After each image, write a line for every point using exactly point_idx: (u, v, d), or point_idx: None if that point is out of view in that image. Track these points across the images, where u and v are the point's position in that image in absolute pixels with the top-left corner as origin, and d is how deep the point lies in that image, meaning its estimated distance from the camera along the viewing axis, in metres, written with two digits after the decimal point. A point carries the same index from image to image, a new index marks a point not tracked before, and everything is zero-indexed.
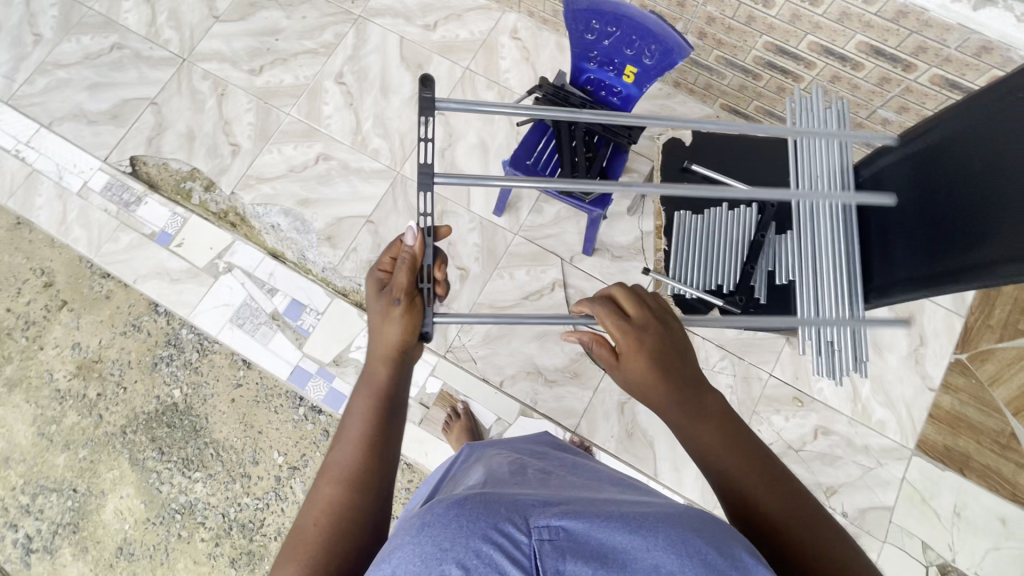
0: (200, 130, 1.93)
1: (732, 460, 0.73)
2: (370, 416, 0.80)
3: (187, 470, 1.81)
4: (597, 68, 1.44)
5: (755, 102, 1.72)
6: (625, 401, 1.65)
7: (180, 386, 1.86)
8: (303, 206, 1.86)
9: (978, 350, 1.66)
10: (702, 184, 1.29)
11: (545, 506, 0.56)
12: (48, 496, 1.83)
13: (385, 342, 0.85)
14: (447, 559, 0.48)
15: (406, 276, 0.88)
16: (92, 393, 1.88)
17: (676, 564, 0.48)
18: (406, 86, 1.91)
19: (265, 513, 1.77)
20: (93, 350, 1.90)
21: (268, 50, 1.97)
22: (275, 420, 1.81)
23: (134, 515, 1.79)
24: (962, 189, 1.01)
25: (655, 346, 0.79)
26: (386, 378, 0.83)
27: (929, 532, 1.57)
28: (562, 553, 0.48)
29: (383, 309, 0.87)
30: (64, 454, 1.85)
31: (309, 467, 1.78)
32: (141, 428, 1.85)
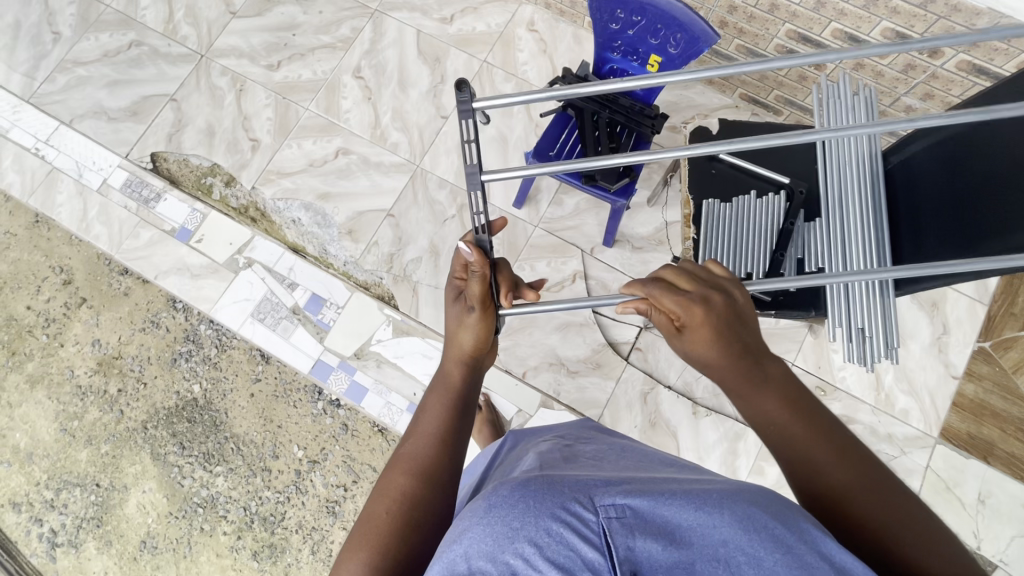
0: (219, 125, 1.93)
1: (797, 428, 0.71)
2: (440, 415, 0.83)
3: (209, 464, 1.83)
4: (620, 58, 1.43)
5: (776, 92, 1.72)
6: (647, 392, 1.66)
7: (200, 382, 1.87)
8: (323, 200, 1.87)
9: (1001, 338, 1.66)
10: (729, 172, 1.28)
11: (607, 485, 0.56)
12: (72, 490, 1.85)
13: (460, 344, 0.88)
14: (518, 539, 0.49)
15: (481, 288, 0.85)
16: (113, 389, 1.90)
17: (746, 539, 0.48)
18: (424, 80, 1.91)
19: (287, 506, 1.78)
20: (114, 347, 1.91)
21: (285, 45, 1.97)
22: (296, 414, 1.82)
23: (157, 509, 1.81)
24: (991, 174, 1.00)
25: (721, 326, 0.75)
26: (458, 378, 0.87)
27: (952, 519, 1.57)
28: (631, 531, 0.48)
29: (460, 316, 0.88)
30: (87, 449, 1.87)
31: (330, 461, 1.79)
32: (162, 423, 1.87)
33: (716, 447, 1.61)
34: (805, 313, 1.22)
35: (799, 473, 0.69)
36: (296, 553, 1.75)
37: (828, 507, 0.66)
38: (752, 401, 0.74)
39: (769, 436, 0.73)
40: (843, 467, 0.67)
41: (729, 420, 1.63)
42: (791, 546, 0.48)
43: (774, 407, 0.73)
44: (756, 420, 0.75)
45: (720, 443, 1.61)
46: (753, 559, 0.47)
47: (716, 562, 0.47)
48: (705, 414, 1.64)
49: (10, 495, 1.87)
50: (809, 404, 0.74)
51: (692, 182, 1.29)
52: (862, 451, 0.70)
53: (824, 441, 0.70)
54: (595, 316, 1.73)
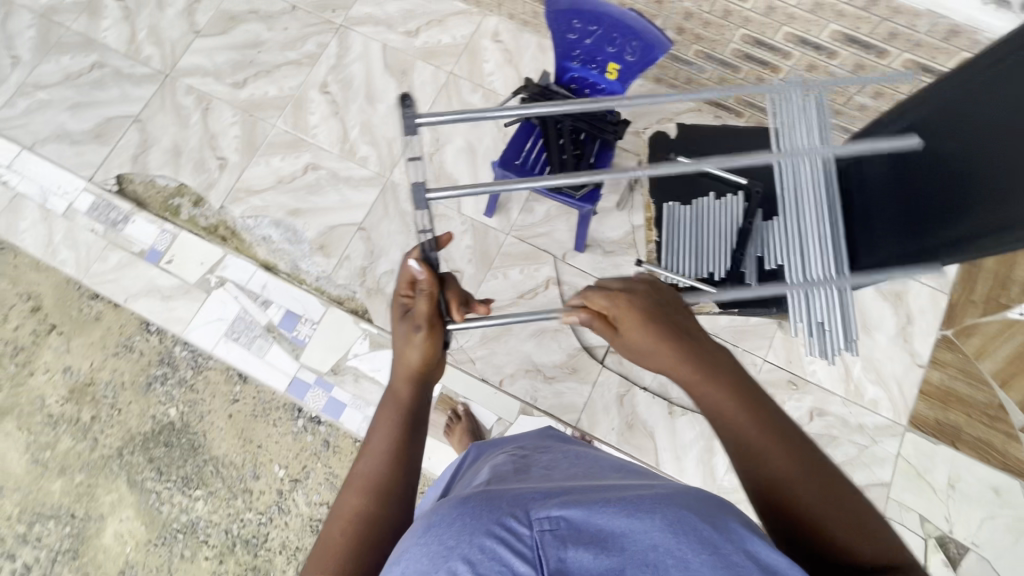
0: (186, 145, 1.92)
1: (745, 419, 0.72)
2: (389, 435, 0.83)
3: (187, 489, 1.80)
4: (580, 67, 1.46)
5: (736, 94, 1.76)
6: (624, 394, 1.68)
7: (176, 405, 1.85)
8: (294, 216, 1.86)
9: (963, 325, 1.71)
10: (688, 175, 1.31)
11: (546, 498, 0.59)
12: (45, 523, 1.80)
13: (407, 362, 0.87)
14: (453, 557, 0.52)
15: (428, 307, 0.87)
16: (86, 416, 1.86)
17: (673, 542, 0.52)
18: (391, 93, 1.92)
19: (269, 528, 1.76)
20: (86, 373, 1.88)
21: (250, 63, 1.97)
22: (275, 433, 1.80)
23: (135, 538, 1.77)
24: (939, 166, 1.03)
25: (650, 314, 0.81)
26: (407, 396, 0.87)
27: (925, 505, 1.60)
28: (564, 541, 0.51)
29: (406, 334, 0.88)
30: (60, 480, 1.83)
31: (312, 479, 1.77)
32: (139, 449, 1.83)
33: (693, 445, 1.63)
34: (767, 310, 1.25)
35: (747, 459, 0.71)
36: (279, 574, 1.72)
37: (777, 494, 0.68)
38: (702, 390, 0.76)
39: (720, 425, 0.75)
40: (790, 461, 0.68)
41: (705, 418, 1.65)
42: (719, 546, 0.52)
43: (722, 397, 0.75)
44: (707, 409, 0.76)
45: (697, 441, 1.63)
46: (680, 561, 0.51)
47: (646, 565, 0.51)
48: (681, 414, 1.65)
49: None
50: (754, 392, 0.75)
51: (653, 186, 1.32)
52: (804, 439, 0.71)
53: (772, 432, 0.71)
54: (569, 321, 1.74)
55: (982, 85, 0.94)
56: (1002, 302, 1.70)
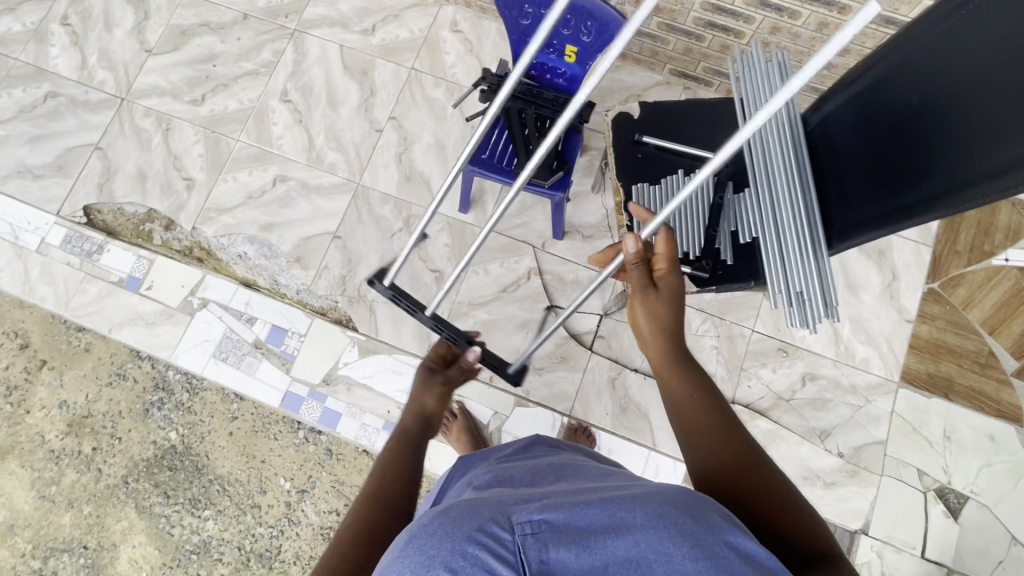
0: (150, 168, 1.87)
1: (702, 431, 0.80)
2: (394, 455, 0.96)
3: (196, 509, 1.80)
4: (538, 52, 1.42)
5: (702, 63, 1.72)
6: (615, 377, 1.67)
7: (176, 429, 1.84)
8: (266, 231, 1.82)
9: (949, 277, 1.70)
10: (656, 155, 1.27)
11: (527, 503, 0.58)
12: (59, 557, 1.81)
13: (421, 406, 1.07)
14: (435, 565, 0.50)
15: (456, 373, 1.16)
16: (87, 448, 1.85)
17: (656, 537, 0.52)
18: (354, 95, 1.88)
19: (281, 540, 1.77)
20: (82, 406, 1.87)
21: (207, 77, 1.92)
22: (276, 446, 1.81)
23: (150, 562, 1.79)
24: (908, 121, 0.99)
25: (678, 299, 0.91)
26: (412, 428, 1.04)
27: (923, 459, 1.61)
28: (547, 543, 0.51)
29: (428, 384, 1.11)
30: (69, 513, 1.83)
31: (319, 488, 1.78)
32: (143, 475, 1.83)
33: None
34: (745, 284, 1.22)
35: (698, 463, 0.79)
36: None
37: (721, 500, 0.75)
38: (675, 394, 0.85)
39: (683, 427, 0.83)
40: (744, 464, 0.75)
41: None
42: (699, 537, 0.52)
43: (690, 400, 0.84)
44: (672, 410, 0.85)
45: None
46: (663, 555, 0.50)
47: (629, 565, 0.50)
48: None
49: None
50: (720, 404, 0.83)
51: (620, 168, 1.26)
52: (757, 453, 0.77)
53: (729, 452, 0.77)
54: (554, 310, 1.73)
55: (948, 32, 0.91)
56: (986, 250, 1.70)
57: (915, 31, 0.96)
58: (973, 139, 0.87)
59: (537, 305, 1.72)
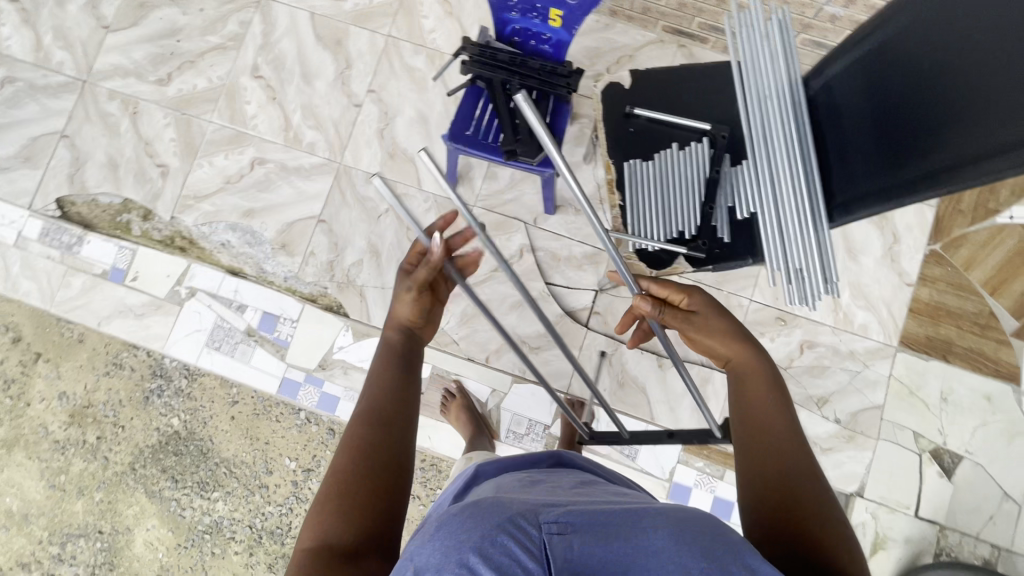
0: (120, 156, 1.78)
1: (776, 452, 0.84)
2: (384, 373, 0.92)
3: (205, 491, 1.83)
4: (520, 17, 1.32)
5: (697, 19, 1.62)
6: (611, 353, 1.66)
7: (178, 415, 1.84)
8: (247, 218, 1.75)
9: (951, 237, 1.66)
10: (648, 128, 1.19)
11: (552, 508, 0.63)
12: (76, 542, 1.85)
13: (398, 313, 0.98)
14: (465, 548, 0.54)
15: (427, 270, 0.96)
16: (92, 437, 1.86)
17: (671, 546, 0.56)
18: (329, 68, 1.77)
19: (291, 517, 1.80)
20: (82, 397, 1.86)
21: (171, 54, 1.80)
22: (279, 428, 1.80)
23: (165, 543, 1.83)
24: (914, 90, 0.94)
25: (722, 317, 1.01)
26: (397, 342, 0.97)
27: (919, 422, 1.62)
28: (571, 542, 0.56)
29: (401, 290, 0.98)
30: (81, 500, 1.86)
31: (324, 466, 1.79)
32: (150, 461, 1.85)
33: (687, 395, 1.64)
34: (743, 261, 1.17)
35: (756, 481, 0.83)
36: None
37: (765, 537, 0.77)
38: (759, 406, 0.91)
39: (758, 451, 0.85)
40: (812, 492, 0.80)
41: (696, 366, 1.66)
42: (714, 553, 0.55)
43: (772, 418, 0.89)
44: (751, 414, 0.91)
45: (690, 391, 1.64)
46: (678, 566, 0.54)
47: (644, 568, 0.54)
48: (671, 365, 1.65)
49: (16, 557, 1.86)
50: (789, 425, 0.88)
51: (610, 143, 1.20)
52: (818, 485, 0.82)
53: (803, 483, 0.80)
54: (548, 288, 1.69)
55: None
56: (990, 208, 1.65)
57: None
58: (985, 107, 0.83)
59: (530, 283, 1.69)
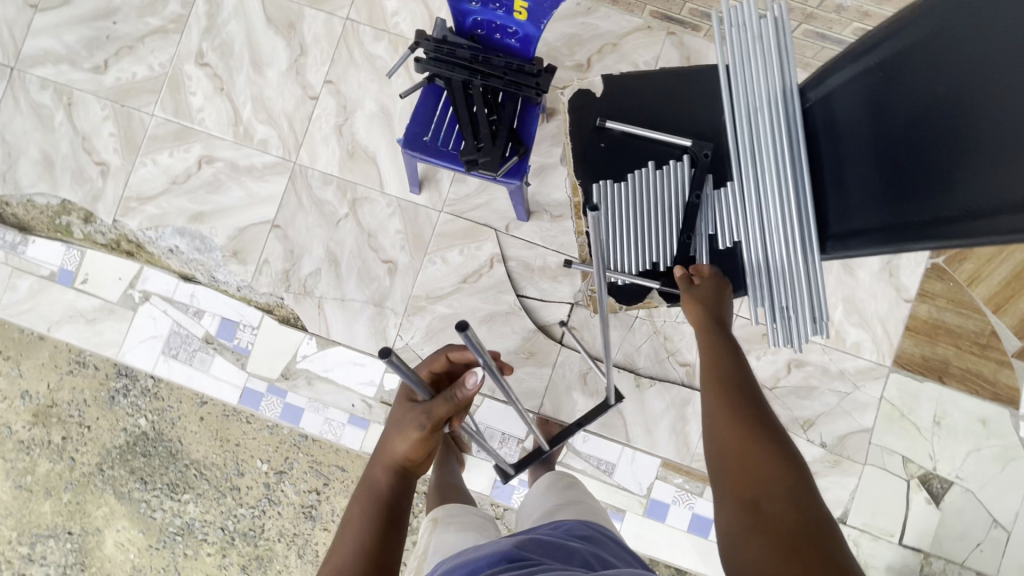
0: (56, 153, 1.63)
1: (725, 391, 0.84)
2: (368, 527, 0.80)
3: (176, 493, 1.72)
4: (482, 8, 1.16)
5: (688, 5, 1.45)
6: (587, 371, 1.55)
7: (145, 415, 1.72)
8: (197, 221, 1.62)
9: (955, 250, 1.54)
10: (622, 143, 1.06)
11: None
12: (46, 542, 1.75)
13: (394, 451, 0.85)
14: None
15: (446, 409, 0.81)
16: (57, 438, 1.75)
17: None
18: (281, 55, 1.60)
19: (263, 519, 1.70)
20: (45, 395, 1.74)
21: (107, 38, 1.63)
22: (250, 430, 1.69)
23: (136, 544, 1.73)
24: (931, 114, 0.79)
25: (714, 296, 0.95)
26: (386, 487, 0.84)
27: (909, 447, 1.53)
28: None
29: (405, 424, 0.83)
30: (49, 501, 1.75)
31: (297, 469, 1.68)
32: (118, 461, 1.74)
33: (664, 416, 1.56)
34: None
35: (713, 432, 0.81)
36: (283, 561, 1.70)
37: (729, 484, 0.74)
38: (713, 358, 0.89)
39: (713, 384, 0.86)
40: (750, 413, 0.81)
41: (676, 386, 1.57)
42: None
43: (728, 361, 0.89)
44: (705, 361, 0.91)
45: (668, 411, 1.56)
46: None
47: None
48: (649, 384, 1.57)
49: None
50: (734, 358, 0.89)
51: (579, 160, 1.06)
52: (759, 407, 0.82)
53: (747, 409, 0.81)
54: (520, 300, 1.58)
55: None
56: None
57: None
58: (1018, 146, 0.68)
59: (501, 296, 1.57)
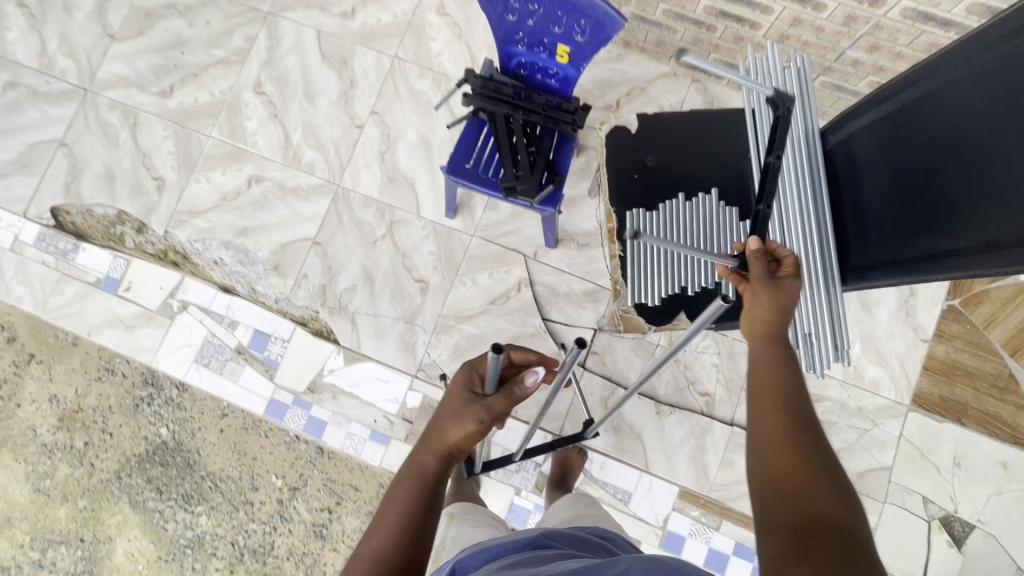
0: (118, 168, 1.75)
1: (774, 402, 0.74)
2: (410, 506, 0.78)
3: (189, 505, 1.73)
4: (527, 51, 1.26)
5: (713, 55, 1.56)
6: (609, 396, 1.59)
7: (166, 425, 1.75)
8: (242, 236, 1.71)
9: (971, 293, 1.58)
10: (655, 175, 1.13)
11: None
12: (57, 549, 1.76)
13: (445, 439, 0.83)
14: None
15: (505, 403, 0.83)
16: (79, 443, 1.77)
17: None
18: (332, 87, 1.73)
19: (274, 536, 1.70)
20: (71, 401, 1.78)
21: (175, 66, 1.77)
22: (268, 444, 1.71)
23: (146, 556, 1.73)
24: (945, 158, 0.87)
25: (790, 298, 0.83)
26: (431, 472, 0.82)
27: (929, 487, 1.53)
28: None
29: (464, 414, 0.83)
30: (64, 506, 1.76)
31: (311, 486, 1.70)
32: (136, 470, 1.76)
33: (684, 444, 1.58)
34: None
35: (762, 458, 0.71)
36: None
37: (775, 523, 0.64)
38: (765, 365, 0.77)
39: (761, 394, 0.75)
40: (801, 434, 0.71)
41: (695, 415, 1.59)
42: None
43: (776, 361, 0.78)
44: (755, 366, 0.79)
45: (688, 439, 1.58)
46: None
47: None
48: (669, 412, 1.60)
49: None
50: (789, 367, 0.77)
51: (613, 189, 1.14)
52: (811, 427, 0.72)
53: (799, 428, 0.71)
54: (545, 324, 1.63)
55: (1001, 58, 0.79)
56: None
57: (963, 53, 0.82)
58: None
59: (527, 319, 1.62)
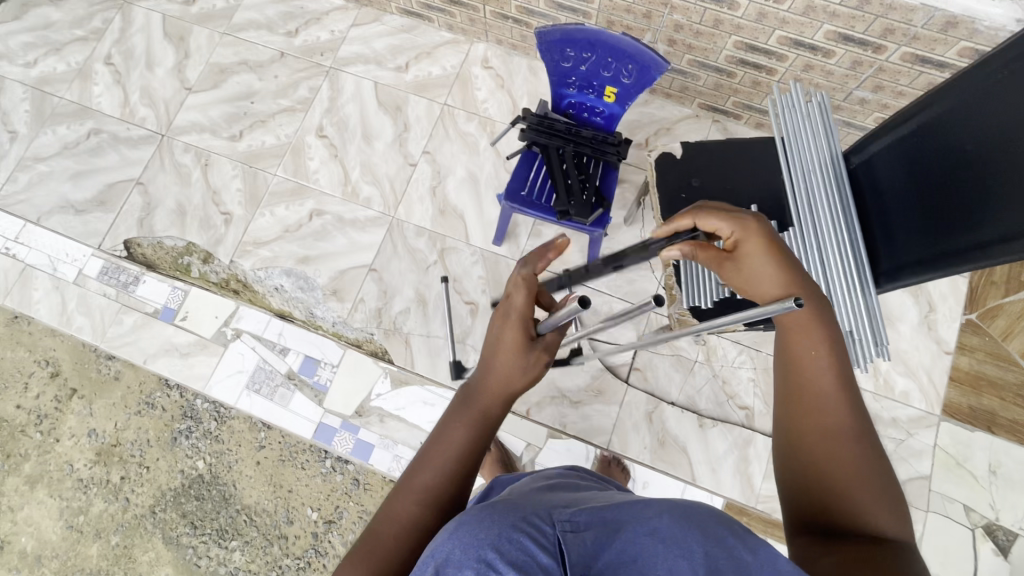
0: (189, 204, 1.90)
1: (823, 411, 0.73)
2: (468, 451, 0.82)
3: (223, 540, 1.73)
4: (577, 92, 1.44)
5: (732, 98, 1.76)
6: (652, 411, 1.68)
7: (204, 457, 1.79)
8: (303, 264, 1.84)
9: (986, 308, 1.69)
10: (700, 193, 1.28)
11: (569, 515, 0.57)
12: None
13: (507, 385, 0.87)
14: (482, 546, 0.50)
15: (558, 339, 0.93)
16: (116, 477, 1.80)
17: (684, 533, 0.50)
18: (388, 130, 1.91)
19: (308, 572, 1.70)
20: (111, 434, 1.82)
21: (245, 114, 1.96)
22: (304, 476, 1.75)
23: None
24: (954, 168, 1.01)
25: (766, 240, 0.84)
26: (493, 417, 0.86)
27: (968, 495, 1.58)
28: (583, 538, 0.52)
29: (529, 360, 0.88)
30: (96, 543, 1.76)
31: (347, 518, 1.72)
32: (171, 504, 1.77)
33: (727, 456, 1.64)
34: None
35: (801, 460, 0.72)
36: None
37: (804, 518, 0.69)
38: (811, 374, 0.76)
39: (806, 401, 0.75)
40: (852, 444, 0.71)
41: (737, 427, 1.66)
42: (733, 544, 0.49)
43: (823, 371, 0.76)
44: (784, 365, 0.79)
45: (731, 452, 1.64)
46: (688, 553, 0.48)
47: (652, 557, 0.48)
48: (712, 425, 1.66)
49: None
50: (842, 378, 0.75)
51: (664, 206, 1.28)
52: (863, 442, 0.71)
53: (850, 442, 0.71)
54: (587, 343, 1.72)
55: (993, 86, 0.94)
56: None
57: (963, 83, 0.98)
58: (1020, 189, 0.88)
59: None
